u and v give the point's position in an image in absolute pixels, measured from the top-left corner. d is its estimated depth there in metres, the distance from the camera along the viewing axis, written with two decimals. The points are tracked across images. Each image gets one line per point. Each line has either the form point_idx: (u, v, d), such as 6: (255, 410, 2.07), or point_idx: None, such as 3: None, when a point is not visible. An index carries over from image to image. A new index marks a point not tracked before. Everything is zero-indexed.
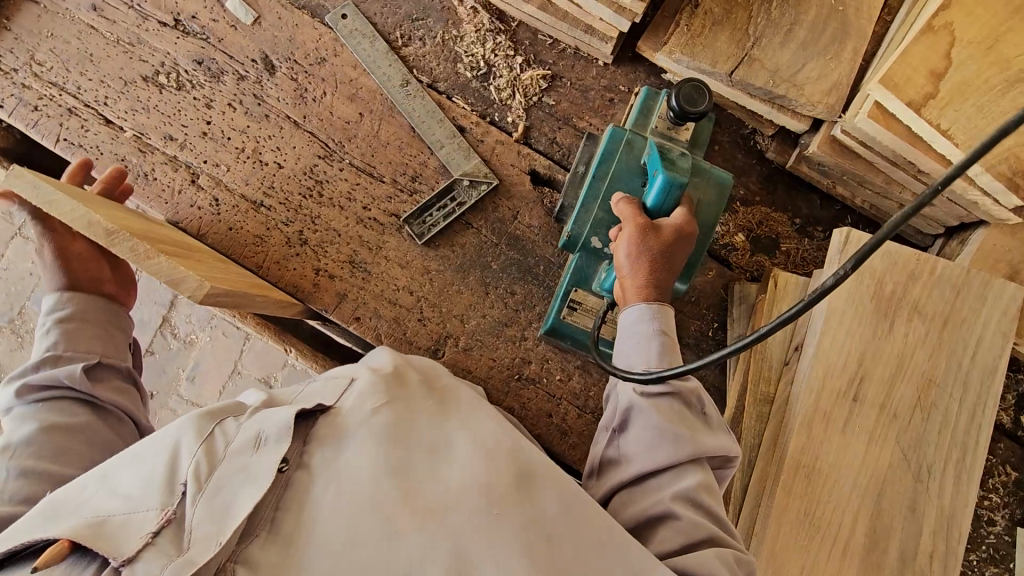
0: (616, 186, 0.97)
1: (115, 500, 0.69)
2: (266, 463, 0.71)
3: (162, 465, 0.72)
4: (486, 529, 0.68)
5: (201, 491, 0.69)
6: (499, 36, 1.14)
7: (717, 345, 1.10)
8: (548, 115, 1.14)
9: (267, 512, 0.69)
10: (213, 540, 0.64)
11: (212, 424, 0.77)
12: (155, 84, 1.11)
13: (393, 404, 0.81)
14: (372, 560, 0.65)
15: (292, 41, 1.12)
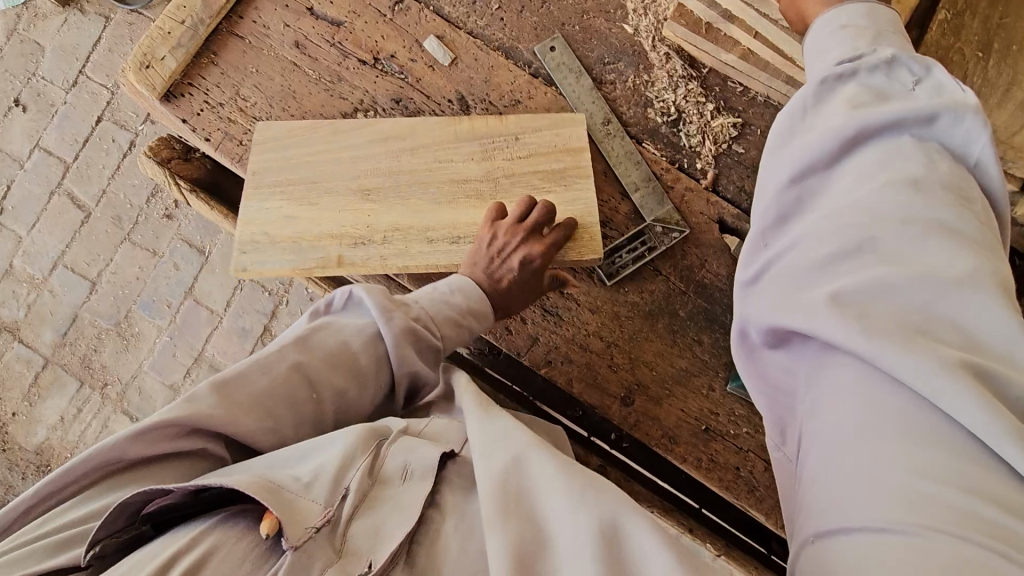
0: None
1: (286, 479, 0.70)
2: (414, 496, 0.73)
3: (332, 459, 0.73)
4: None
5: (360, 503, 0.71)
6: (691, 82, 1.14)
7: None
8: (736, 163, 1.14)
9: (405, 543, 0.68)
10: (365, 555, 0.65)
11: (378, 441, 0.78)
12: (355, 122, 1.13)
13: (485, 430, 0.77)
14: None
15: (487, 83, 1.14)
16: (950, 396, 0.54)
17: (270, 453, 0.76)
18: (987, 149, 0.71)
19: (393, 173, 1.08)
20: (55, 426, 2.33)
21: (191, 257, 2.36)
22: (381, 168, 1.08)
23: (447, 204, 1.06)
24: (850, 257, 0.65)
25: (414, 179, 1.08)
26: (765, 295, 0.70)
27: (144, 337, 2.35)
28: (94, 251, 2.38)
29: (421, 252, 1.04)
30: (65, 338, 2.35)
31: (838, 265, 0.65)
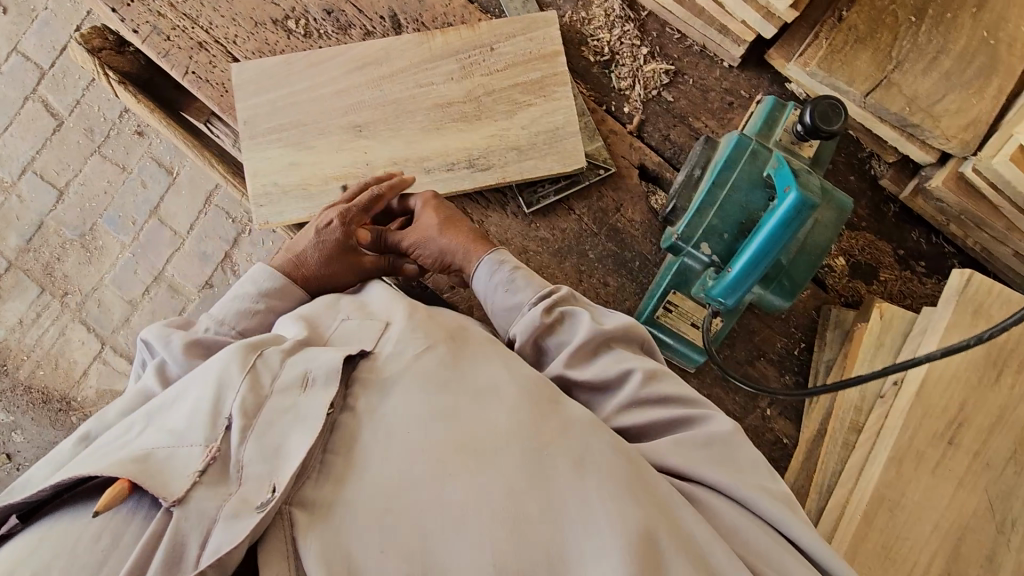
0: (735, 197, 0.96)
1: (161, 435, 0.71)
2: (314, 406, 0.73)
3: (207, 396, 0.74)
4: (547, 476, 0.67)
5: (248, 429, 0.71)
6: (628, 24, 1.13)
7: (802, 365, 1.09)
8: (664, 111, 1.13)
9: (316, 454, 0.71)
10: (265, 479, 0.68)
11: (253, 357, 0.78)
12: (284, 29, 1.12)
13: (435, 351, 0.81)
14: (433, 502, 0.66)
15: (421, 3, 1.13)
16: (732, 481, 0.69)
17: (150, 404, 0.77)
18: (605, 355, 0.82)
19: (314, 86, 1.08)
20: (14, 329, 2.37)
21: (159, 177, 2.37)
22: (304, 81, 1.08)
23: (364, 123, 1.08)
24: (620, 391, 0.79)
25: (336, 93, 1.08)
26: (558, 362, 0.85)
27: (107, 252, 2.37)
28: (64, 162, 2.39)
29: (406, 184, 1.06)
30: (29, 244, 2.38)
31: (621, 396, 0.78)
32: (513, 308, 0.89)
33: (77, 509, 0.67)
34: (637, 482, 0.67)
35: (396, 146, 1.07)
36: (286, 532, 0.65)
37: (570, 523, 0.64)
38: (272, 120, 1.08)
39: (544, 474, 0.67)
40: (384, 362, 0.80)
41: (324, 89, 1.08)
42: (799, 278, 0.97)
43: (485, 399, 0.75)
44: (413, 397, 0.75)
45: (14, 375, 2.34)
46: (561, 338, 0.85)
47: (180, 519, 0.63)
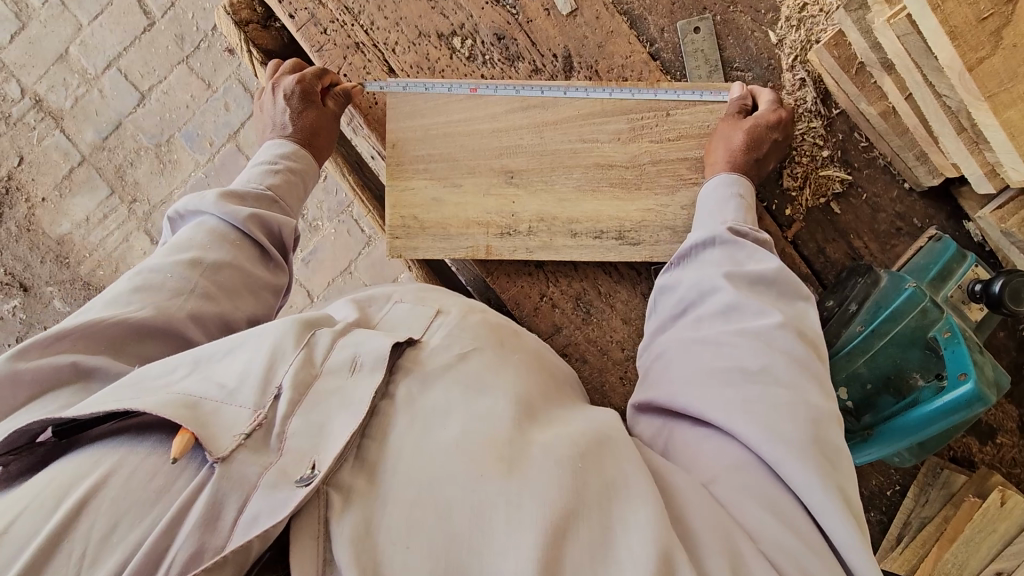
0: (891, 349, 0.91)
1: (207, 384, 0.64)
2: (362, 390, 0.66)
3: (258, 359, 0.67)
4: (583, 490, 0.62)
5: (297, 402, 0.63)
6: (816, 119, 1.03)
7: (889, 507, 1.06)
8: (826, 221, 1.05)
9: (354, 439, 0.64)
10: (307, 455, 0.60)
11: (308, 334, 0.71)
12: (449, 46, 1.04)
13: (478, 353, 0.78)
14: (471, 500, 0.59)
15: (600, 49, 1.03)
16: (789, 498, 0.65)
17: (197, 351, 0.69)
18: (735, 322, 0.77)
19: (472, 120, 1.02)
20: (79, 224, 2.38)
21: (244, 102, 2.29)
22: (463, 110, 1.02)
23: (517, 169, 1.02)
24: (748, 382, 0.71)
25: (494, 132, 1.02)
26: (690, 333, 0.81)
27: (180, 167, 2.33)
28: (150, 64, 2.30)
29: (561, 248, 1.02)
30: (105, 142, 2.35)
31: (735, 378, 0.72)
32: (714, 264, 0.86)
33: (130, 441, 0.59)
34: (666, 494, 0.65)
35: (546, 202, 1.02)
36: (319, 514, 0.58)
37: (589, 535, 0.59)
38: (423, 146, 1.03)
39: (583, 491, 0.62)
40: (430, 354, 0.75)
41: (482, 125, 1.02)
42: (928, 448, 0.93)
43: (523, 410, 0.71)
44: (450, 397, 0.70)
45: (74, 268, 2.38)
46: (730, 299, 0.80)
47: (221, 479, 0.56)
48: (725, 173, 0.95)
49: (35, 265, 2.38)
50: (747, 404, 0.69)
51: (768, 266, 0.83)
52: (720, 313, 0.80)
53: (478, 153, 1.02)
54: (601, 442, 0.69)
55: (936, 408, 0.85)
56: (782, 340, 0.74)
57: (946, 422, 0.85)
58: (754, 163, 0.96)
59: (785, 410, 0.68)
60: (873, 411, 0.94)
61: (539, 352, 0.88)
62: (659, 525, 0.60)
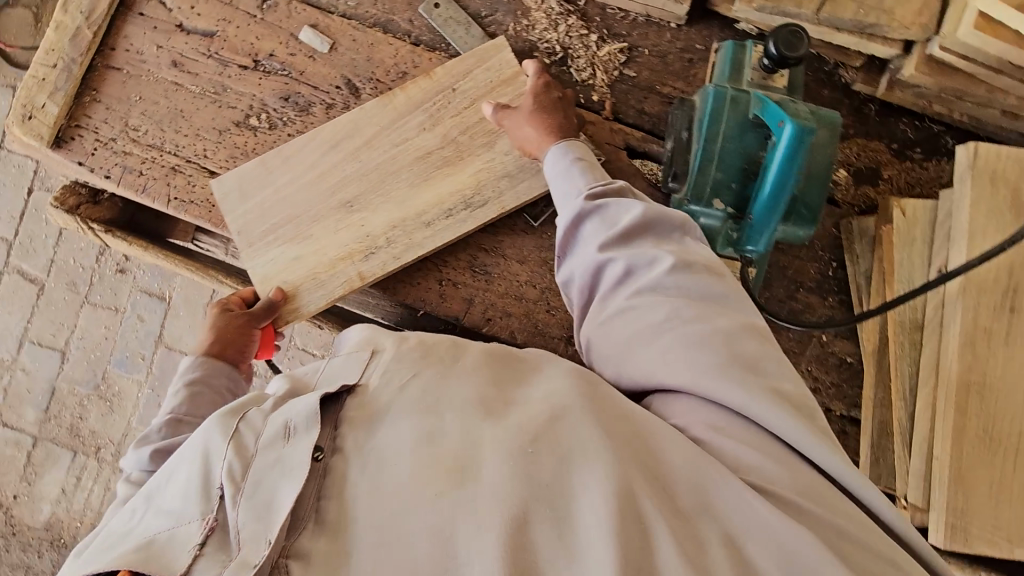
0: (730, 146, 0.97)
1: (161, 516, 0.68)
2: (299, 454, 0.69)
3: (198, 468, 0.70)
4: (537, 473, 0.67)
5: (238, 491, 0.66)
6: (570, 17, 1.15)
7: (841, 284, 1.09)
8: (631, 87, 1.14)
9: (310, 500, 0.67)
10: (261, 535, 0.63)
11: (235, 420, 0.74)
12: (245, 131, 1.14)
13: (422, 376, 0.78)
14: (434, 522, 0.64)
15: (371, 61, 1.14)
16: (757, 411, 0.71)
17: (148, 486, 0.75)
18: (632, 283, 0.83)
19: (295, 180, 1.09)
20: (59, 500, 2.34)
21: (154, 306, 2.35)
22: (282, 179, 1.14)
23: (351, 196, 1.09)
24: (666, 328, 0.78)
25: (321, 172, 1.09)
26: (600, 308, 0.86)
27: (126, 395, 2.34)
28: (57, 321, 2.37)
29: (428, 229, 1.08)
30: (48, 412, 2.36)
31: (657, 333, 0.78)
32: (587, 242, 0.89)
33: None
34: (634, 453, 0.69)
35: (392, 207, 1.08)
36: None
37: (552, 521, 0.64)
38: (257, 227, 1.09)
39: (537, 474, 0.67)
40: (373, 392, 0.77)
41: (308, 175, 1.09)
42: (816, 204, 0.97)
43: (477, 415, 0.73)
44: (396, 421, 0.73)
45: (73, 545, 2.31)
46: (615, 269, 0.85)
47: None
48: (557, 147, 0.99)
49: (36, 562, 2.31)
50: (682, 342, 0.76)
51: (635, 214, 0.86)
52: (619, 282, 0.84)
53: (311, 204, 1.09)
54: (558, 419, 0.71)
55: (783, 164, 0.88)
56: (682, 279, 0.81)
57: (801, 168, 0.89)
58: (561, 120, 1.03)
59: (707, 347, 0.75)
60: (750, 203, 0.97)
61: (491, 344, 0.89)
62: (626, 496, 0.65)
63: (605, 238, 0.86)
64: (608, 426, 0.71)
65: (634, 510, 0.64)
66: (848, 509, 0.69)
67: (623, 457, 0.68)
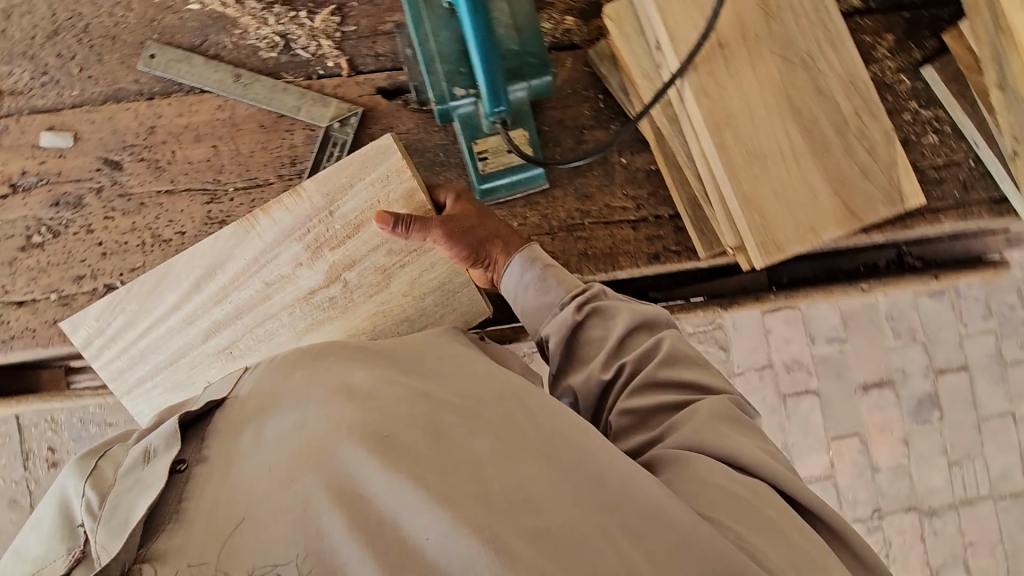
0: (442, 37, 1.05)
1: (24, 564, 0.65)
2: (158, 468, 0.68)
3: (64, 506, 0.69)
4: (394, 446, 0.65)
5: (96, 518, 0.65)
6: (275, 8, 1.20)
7: (614, 108, 1.18)
8: (358, 40, 1.20)
9: (171, 505, 0.64)
10: (112, 545, 0.60)
11: (97, 459, 0.75)
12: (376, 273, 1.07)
13: (294, 376, 0.80)
14: (286, 502, 0.61)
15: (117, 132, 1.16)
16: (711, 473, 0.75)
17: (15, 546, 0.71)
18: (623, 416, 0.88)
19: (160, 320, 1.06)
20: None
21: None
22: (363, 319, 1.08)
23: (230, 342, 1.06)
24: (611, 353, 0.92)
25: (261, 259, 1.05)
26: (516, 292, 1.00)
27: None
28: None
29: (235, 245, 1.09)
30: None
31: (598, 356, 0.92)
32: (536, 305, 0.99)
33: None
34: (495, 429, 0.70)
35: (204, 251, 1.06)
36: None
37: (407, 492, 0.61)
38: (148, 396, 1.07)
39: (398, 446, 0.65)
40: (245, 400, 0.79)
41: (171, 299, 1.06)
42: (535, 49, 1.07)
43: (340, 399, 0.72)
44: (272, 423, 0.72)
45: None
46: (581, 338, 0.95)
47: None
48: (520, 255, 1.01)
49: None
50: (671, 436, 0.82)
51: (625, 321, 0.92)
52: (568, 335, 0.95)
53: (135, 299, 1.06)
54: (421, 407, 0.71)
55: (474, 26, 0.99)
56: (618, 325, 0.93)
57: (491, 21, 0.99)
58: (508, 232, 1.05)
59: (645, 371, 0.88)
60: None
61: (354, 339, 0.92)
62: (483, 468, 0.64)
63: (600, 357, 0.91)
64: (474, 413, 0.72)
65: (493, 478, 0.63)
66: (798, 524, 0.72)
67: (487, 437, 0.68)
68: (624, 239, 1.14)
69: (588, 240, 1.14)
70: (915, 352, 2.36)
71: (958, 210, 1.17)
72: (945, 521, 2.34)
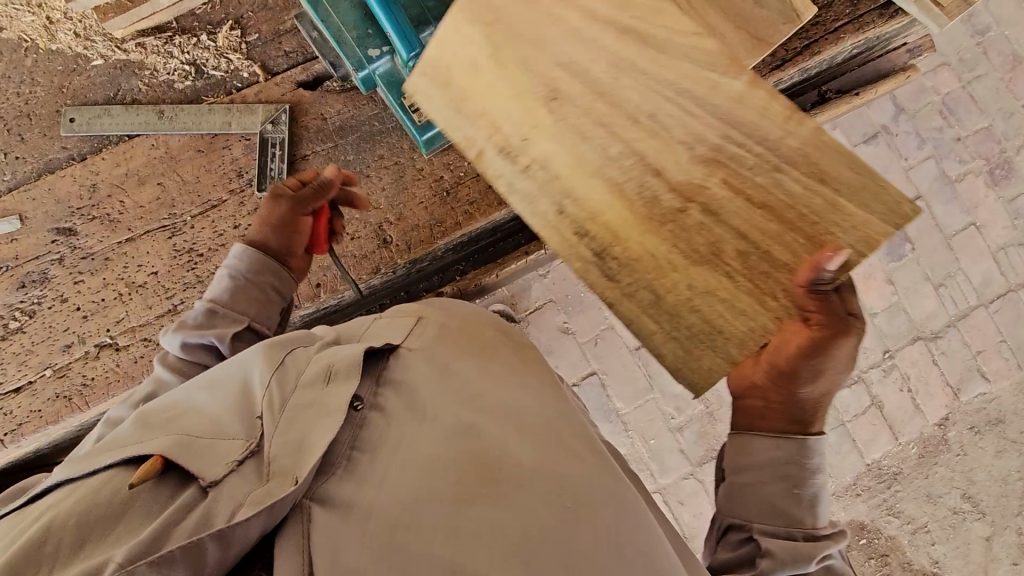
0: (343, 8, 1.08)
1: (203, 418, 0.76)
2: (337, 397, 0.77)
3: (254, 378, 0.81)
4: (543, 499, 0.74)
5: (271, 421, 0.75)
6: (175, 38, 1.21)
7: None
8: (265, 45, 1.23)
9: (345, 451, 0.75)
10: (290, 471, 0.68)
11: (281, 355, 0.85)
12: (713, 251, 0.81)
13: (458, 363, 0.89)
14: (449, 516, 0.69)
15: (61, 200, 1.17)
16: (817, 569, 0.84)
17: (190, 386, 0.84)
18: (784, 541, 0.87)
19: (503, 117, 0.82)
20: None
21: None
22: (643, 282, 0.83)
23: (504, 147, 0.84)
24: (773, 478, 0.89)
25: (598, 124, 0.82)
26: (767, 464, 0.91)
27: None
28: None
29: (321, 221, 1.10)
30: None
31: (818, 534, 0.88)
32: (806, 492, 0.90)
33: None
34: (612, 499, 0.79)
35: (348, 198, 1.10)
36: (303, 527, 0.66)
37: (547, 542, 0.69)
38: (461, 117, 0.84)
39: (558, 506, 0.74)
40: (416, 356, 0.88)
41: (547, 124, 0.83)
42: None
43: (500, 421, 0.81)
44: (436, 419, 0.80)
45: None
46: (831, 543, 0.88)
47: (211, 502, 0.66)
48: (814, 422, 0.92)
49: None
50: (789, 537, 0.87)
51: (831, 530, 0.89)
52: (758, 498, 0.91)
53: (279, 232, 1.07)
54: (573, 464, 0.80)
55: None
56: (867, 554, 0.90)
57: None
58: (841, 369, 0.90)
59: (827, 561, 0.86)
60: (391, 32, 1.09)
61: (468, 321, 1.01)
62: (606, 532, 0.74)
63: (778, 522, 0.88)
64: (600, 475, 0.81)
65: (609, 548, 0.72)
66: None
67: (615, 510, 0.78)
68: None
69: None
70: None
71: (854, 23, 1.26)
72: (950, 339, 2.46)
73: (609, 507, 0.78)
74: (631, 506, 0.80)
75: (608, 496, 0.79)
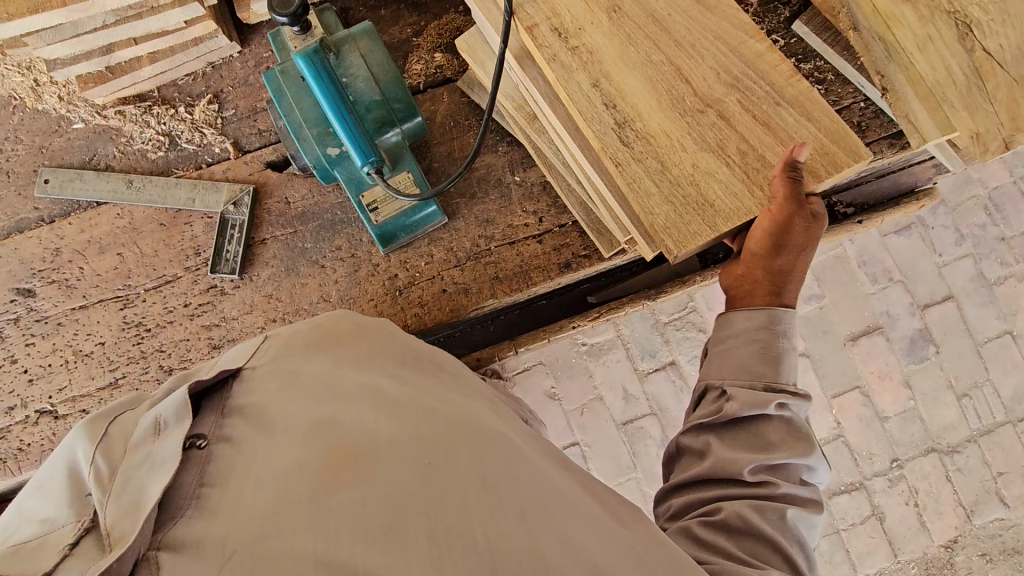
0: (305, 105, 1.07)
1: (27, 524, 0.61)
2: (173, 441, 0.65)
3: (80, 461, 0.67)
4: (426, 477, 0.63)
5: (108, 490, 0.61)
6: (153, 108, 1.22)
7: (499, 129, 1.20)
8: (240, 121, 1.23)
9: (191, 489, 0.62)
10: (127, 530, 0.56)
11: (105, 427, 0.71)
12: (722, 120, 1.00)
13: (321, 357, 0.79)
14: (313, 516, 0.58)
15: (25, 261, 1.18)
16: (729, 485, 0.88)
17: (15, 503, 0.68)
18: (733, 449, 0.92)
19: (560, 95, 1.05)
20: None
21: None
22: (651, 150, 0.99)
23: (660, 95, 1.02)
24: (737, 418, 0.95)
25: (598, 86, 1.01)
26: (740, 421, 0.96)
27: None
28: None
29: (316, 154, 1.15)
30: None
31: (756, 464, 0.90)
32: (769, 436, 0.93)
33: None
34: (511, 468, 0.68)
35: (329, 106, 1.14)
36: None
37: (438, 526, 0.59)
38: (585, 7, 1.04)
39: (446, 481, 0.63)
40: (265, 371, 0.77)
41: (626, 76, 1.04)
42: (397, 95, 1.09)
43: (373, 403, 0.71)
44: (292, 420, 0.69)
45: None
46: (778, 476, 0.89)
47: None
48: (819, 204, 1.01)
49: None
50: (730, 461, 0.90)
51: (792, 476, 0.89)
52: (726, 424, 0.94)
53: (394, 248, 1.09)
54: (466, 433, 0.70)
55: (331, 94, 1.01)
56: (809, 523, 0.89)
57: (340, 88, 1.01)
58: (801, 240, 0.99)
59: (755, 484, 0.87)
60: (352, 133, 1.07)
61: (343, 319, 0.89)
62: (511, 506, 0.64)
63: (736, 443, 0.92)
64: (499, 447, 0.71)
65: (515, 525, 0.62)
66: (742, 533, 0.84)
67: (520, 481, 0.67)
68: (532, 254, 1.16)
69: (499, 266, 1.16)
70: (896, 293, 2.31)
71: None
72: (968, 456, 2.26)
73: (513, 475, 0.67)
74: (541, 475, 0.71)
75: (510, 468, 0.68)
